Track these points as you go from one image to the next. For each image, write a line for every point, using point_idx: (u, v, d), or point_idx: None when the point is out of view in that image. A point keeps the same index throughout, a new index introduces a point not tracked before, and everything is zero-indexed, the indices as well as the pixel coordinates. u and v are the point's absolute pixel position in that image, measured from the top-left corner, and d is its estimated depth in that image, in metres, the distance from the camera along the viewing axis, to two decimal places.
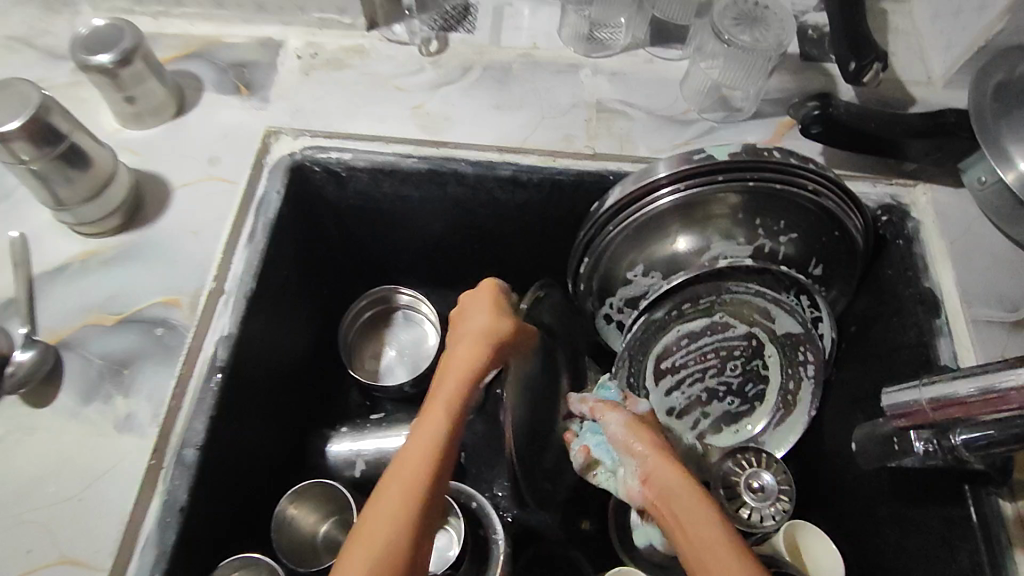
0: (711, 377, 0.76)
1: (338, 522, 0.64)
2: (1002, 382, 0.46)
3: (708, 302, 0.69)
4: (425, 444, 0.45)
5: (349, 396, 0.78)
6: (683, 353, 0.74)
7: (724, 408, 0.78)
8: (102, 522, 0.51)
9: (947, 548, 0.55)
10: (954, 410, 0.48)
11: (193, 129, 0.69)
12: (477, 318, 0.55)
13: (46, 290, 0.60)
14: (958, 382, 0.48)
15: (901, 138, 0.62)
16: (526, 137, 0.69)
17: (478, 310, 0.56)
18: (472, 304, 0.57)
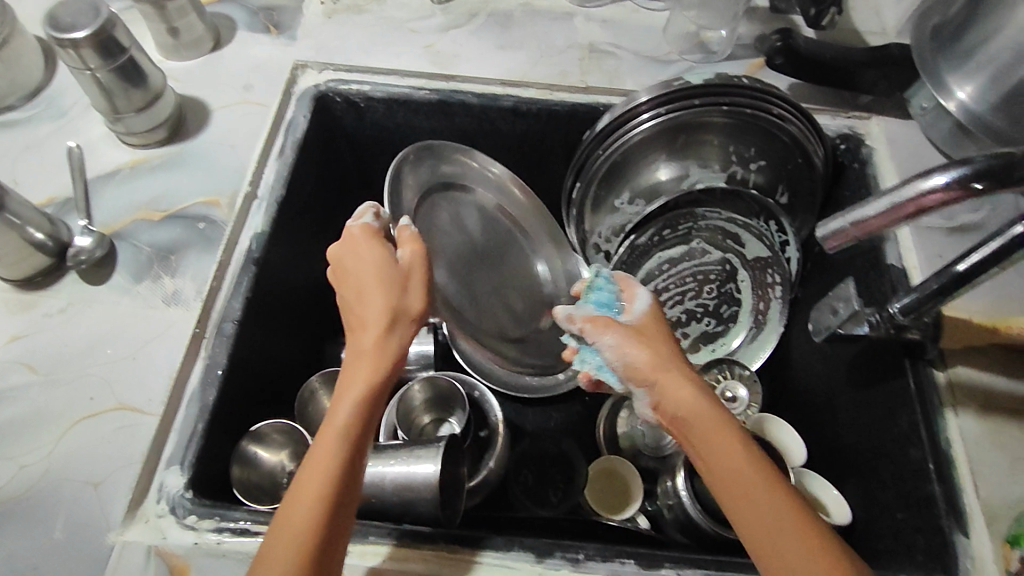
0: (690, 299, 0.82)
1: None
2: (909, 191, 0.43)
3: (686, 228, 0.76)
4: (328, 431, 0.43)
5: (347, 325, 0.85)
6: (665, 278, 0.81)
7: (701, 328, 0.83)
8: (154, 377, 0.57)
9: (892, 418, 0.62)
10: (882, 223, 0.44)
11: (227, 62, 0.78)
12: (358, 266, 0.51)
13: (100, 191, 0.68)
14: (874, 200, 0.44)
15: (852, 68, 0.72)
16: (525, 73, 0.78)
17: (369, 260, 0.51)
18: (342, 246, 0.53)
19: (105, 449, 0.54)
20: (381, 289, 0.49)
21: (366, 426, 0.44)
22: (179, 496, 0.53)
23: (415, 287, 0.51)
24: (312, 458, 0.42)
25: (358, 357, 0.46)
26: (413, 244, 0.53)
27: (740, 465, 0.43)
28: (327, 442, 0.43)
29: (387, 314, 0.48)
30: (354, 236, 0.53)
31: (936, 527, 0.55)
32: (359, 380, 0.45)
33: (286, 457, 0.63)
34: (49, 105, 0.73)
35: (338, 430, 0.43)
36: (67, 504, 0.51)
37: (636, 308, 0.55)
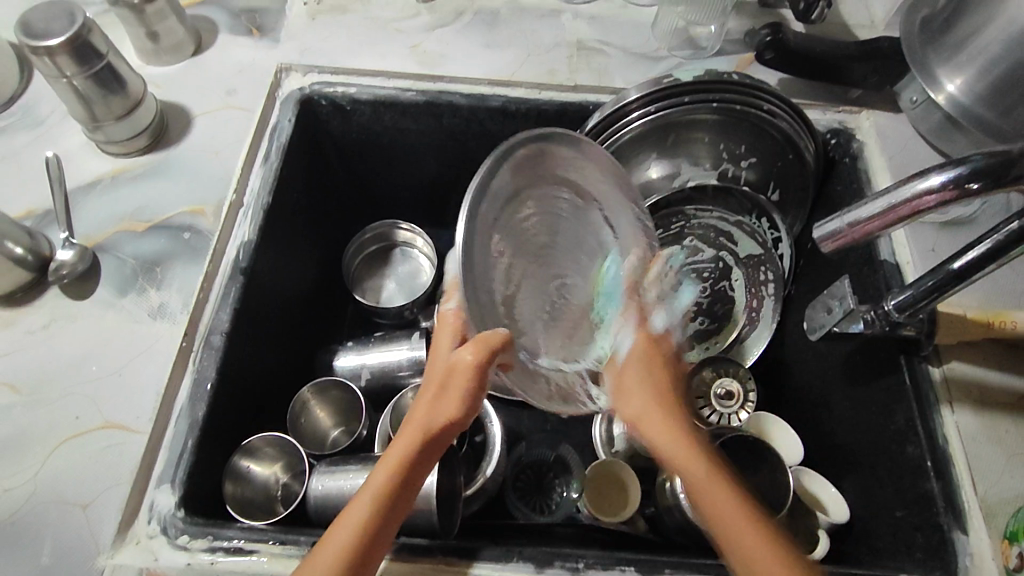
0: None
1: (345, 431, 0.70)
2: (906, 192, 0.43)
3: (679, 227, 0.76)
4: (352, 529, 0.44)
5: (344, 329, 0.86)
6: None
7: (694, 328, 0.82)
8: (141, 393, 0.56)
9: (888, 415, 0.62)
10: (876, 225, 0.44)
11: (210, 67, 0.76)
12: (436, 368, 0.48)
13: (81, 203, 0.67)
14: (869, 201, 0.44)
15: (842, 62, 0.72)
16: (513, 72, 0.77)
17: (439, 353, 0.48)
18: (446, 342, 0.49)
19: (92, 471, 0.52)
20: (431, 392, 0.47)
21: (379, 517, 0.45)
22: (171, 515, 0.51)
23: (455, 387, 0.46)
24: (323, 545, 0.44)
25: (394, 442, 0.48)
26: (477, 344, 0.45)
27: (709, 485, 0.46)
28: (339, 530, 0.44)
29: (421, 415, 0.47)
30: (448, 319, 0.50)
31: (935, 525, 0.55)
32: (380, 475, 0.46)
33: (278, 469, 0.64)
34: (24, 114, 0.71)
35: (352, 519, 0.44)
36: (55, 528, 0.50)
37: (619, 354, 0.54)
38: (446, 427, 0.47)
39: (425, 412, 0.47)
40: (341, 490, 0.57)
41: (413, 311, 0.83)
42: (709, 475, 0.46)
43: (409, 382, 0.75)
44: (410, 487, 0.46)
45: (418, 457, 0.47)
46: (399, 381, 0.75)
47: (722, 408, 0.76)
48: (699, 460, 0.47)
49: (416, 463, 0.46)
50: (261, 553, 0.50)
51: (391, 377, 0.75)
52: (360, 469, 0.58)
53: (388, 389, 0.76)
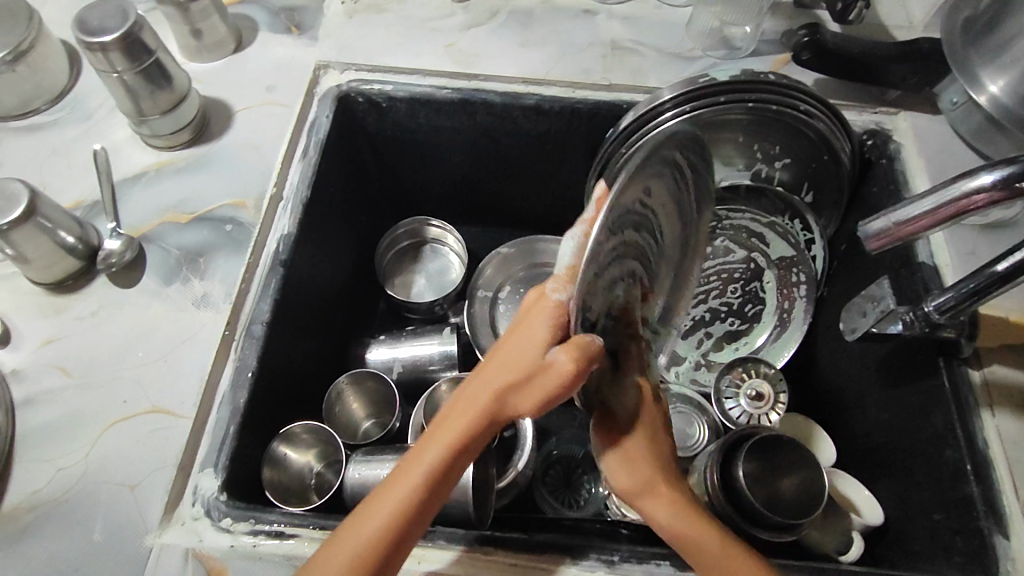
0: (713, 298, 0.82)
1: (378, 423, 0.72)
2: (961, 188, 0.42)
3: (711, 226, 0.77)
4: (399, 507, 0.40)
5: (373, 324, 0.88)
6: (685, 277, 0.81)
7: (724, 327, 0.83)
8: (186, 379, 0.57)
9: (925, 417, 0.61)
10: (926, 223, 0.43)
11: (250, 64, 0.78)
12: (523, 350, 0.42)
13: (127, 194, 0.68)
14: (919, 199, 0.44)
15: (880, 62, 0.71)
16: (548, 70, 0.78)
17: (529, 342, 0.42)
18: (540, 328, 0.42)
19: (138, 453, 0.54)
20: (505, 382, 0.42)
21: (420, 509, 0.40)
22: (214, 498, 0.53)
23: (538, 391, 0.42)
24: (355, 526, 0.39)
25: (443, 421, 0.43)
26: (580, 349, 0.41)
27: (727, 571, 0.44)
28: (372, 516, 0.40)
29: (488, 404, 0.42)
30: (545, 307, 0.43)
31: (975, 528, 0.54)
32: (428, 460, 0.41)
33: (313, 458, 0.65)
34: (73, 109, 0.73)
35: (388, 509, 0.40)
36: (104, 507, 0.52)
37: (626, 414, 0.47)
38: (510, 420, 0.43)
39: (494, 401, 0.42)
40: (377, 478, 0.58)
41: (443, 308, 0.84)
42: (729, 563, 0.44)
43: (439, 375, 0.76)
44: (452, 480, 0.42)
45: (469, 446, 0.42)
46: (429, 374, 0.76)
47: (749, 408, 0.75)
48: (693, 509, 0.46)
49: (468, 450, 0.42)
50: (302, 537, 0.51)
51: (421, 371, 0.76)
52: (396, 458, 0.59)
53: (418, 382, 0.77)
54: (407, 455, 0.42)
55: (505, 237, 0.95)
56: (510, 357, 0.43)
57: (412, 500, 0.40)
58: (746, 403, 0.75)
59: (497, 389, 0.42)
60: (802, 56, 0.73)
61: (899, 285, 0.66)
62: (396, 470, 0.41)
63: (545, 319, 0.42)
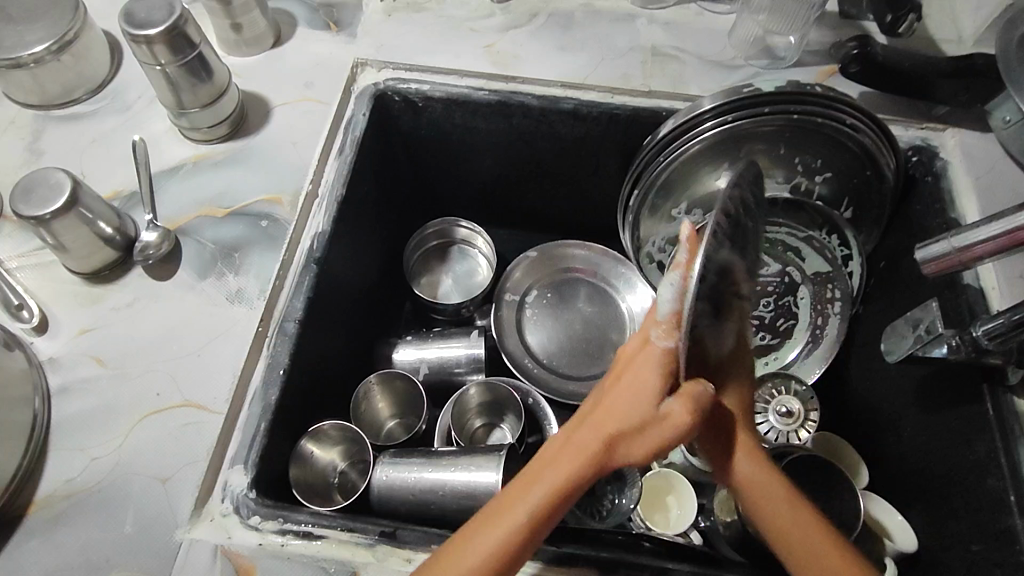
0: None
1: (401, 425, 0.72)
2: None
3: None
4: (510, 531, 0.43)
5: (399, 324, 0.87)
6: None
7: (755, 341, 0.81)
8: (218, 374, 0.57)
9: (966, 444, 0.59)
10: (987, 247, 0.43)
11: (288, 60, 0.78)
12: (633, 400, 0.45)
13: (165, 185, 0.69)
14: (984, 225, 0.44)
15: (930, 77, 0.69)
16: (587, 75, 0.77)
17: (640, 389, 0.45)
18: (648, 380, 0.45)
19: (170, 447, 0.54)
20: (617, 430, 0.45)
21: (526, 539, 0.43)
22: (243, 495, 0.52)
23: (648, 437, 0.45)
24: (462, 553, 0.43)
25: (556, 457, 0.45)
26: (692, 394, 0.44)
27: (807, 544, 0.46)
28: (479, 541, 0.43)
29: (599, 449, 0.45)
30: (652, 354, 0.45)
31: (1017, 562, 0.52)
32: (535, 496, 0.44)
33: (338, 457, 0.65)
34: (113, 99, 0.74)
35: (501, 532, 0.43)
36: (135, 500, 0.52)
37: (724, 367, 0.48)
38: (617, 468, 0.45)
39: (605, 446, 0.45)
40: (404, 481, 0.58)
41: (470, 310, 0.84)
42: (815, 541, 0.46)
43: (465, 377, 0.76)
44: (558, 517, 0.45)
45: (578, 489, 0.45)
46: (455, 377, 0.76)
47: (779, 424, 0.72)
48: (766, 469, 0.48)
49: (575, 493, 0.45)
50: (329, 539, 0.51)
51: (447, 374, 0.76)
52: (424, 462, 0.59)
53: (444, 384, 0.77)
54: (520, 481, 0.45)
55: (534, 240, 0.94)
56: (618, 401, 0.46)
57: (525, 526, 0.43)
58: (775, 419, 0.72)
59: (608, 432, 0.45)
60: (853, 74, 0.73)
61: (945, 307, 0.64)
62: (503, 504, 0.44)
63: (654, 372, 0.45)
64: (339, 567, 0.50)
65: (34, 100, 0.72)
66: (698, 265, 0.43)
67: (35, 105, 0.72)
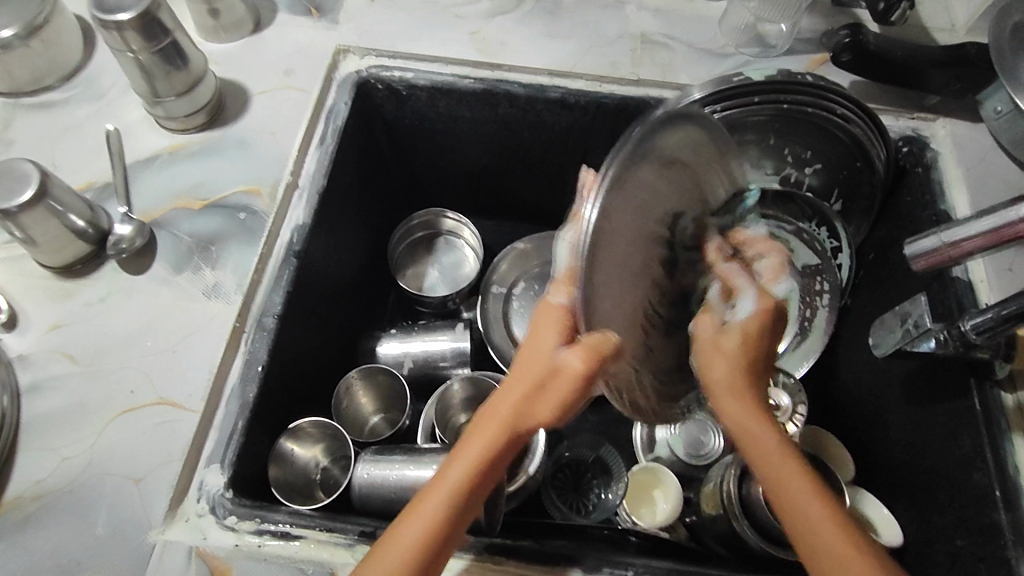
0: None
1: (384, 420, 0.71)
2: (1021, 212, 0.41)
3: None
4: (431, 518, 0.42)
5: (383, 318, 0.86)
6: None
7: None
8: (195, 372, 0.56)
9: (953, 438, 0.59)
10: (980, 244, 0.42)
11: (268, 46, 0.76)
12: (535, 362, 0.44)
13: (140, 176, 0.67)
14: (976, 219, 0.42)
15: (921, 67, 0.68)
16: (575, 63, 0.75)
17: (540, 349, 0.44)
18: (548, 340, 0.44)
19: (144, 446, 0.53)
20: (521, 393, 0.44)
21: (450, 523, 0.42)
22: (220, 495, 0.51)
23: (557, 392, 0.44)
24: (387, 543, 0.42)
25: (471, 431, 0.45)
26: (590, 342, 0.42)
27: (805, 503, 0.44)
28: (402, 535, 0.42)
29: (509, 417, 0.44)
30: (552, 313, 0.44)
31: (1001, 558, 0.52)
32: (453, 472, 0.43)
33: (319, 453, 0.64)
34: (86, 86, 0.72)
35: (423, 522, 0.42)
36: (109, 501, 0.51)
37: (739, 314, 0.50)
38: (533, 427, 0.45)
39: (514, 411, 0.44)
40: (386, 479, 0.57)
41: (456, 303, 0.83)
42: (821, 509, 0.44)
43: (450, 372, 0.75)
44: (480, 495, 0.43)
45: (494, 461, 0.44)
46: (440, 371, 0.75)
47: None
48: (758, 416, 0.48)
49: (493, 464, 0.44)
50: (308, 539, 0.50)
51: (432, 368, 0.75)
52: (406, 459, 0.58)
53: (428, 379, 0.75)
54: (438, 466, 0.44)
55: (521, 231, 0.93)
56: (525, 361, 0.45)
57: (445, 508, 0.42)
58: None
59: (518, 399, 0.44)
60: (840, 61, 0.70)
61: (933, 301, 0.63)
62: (423, 489, 0.43)
63: (552, 330, 0.44)
64: (317, 567, 0.49)
65: (3, 88, 0.70)
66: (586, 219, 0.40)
67: (5, 93, 0.70)
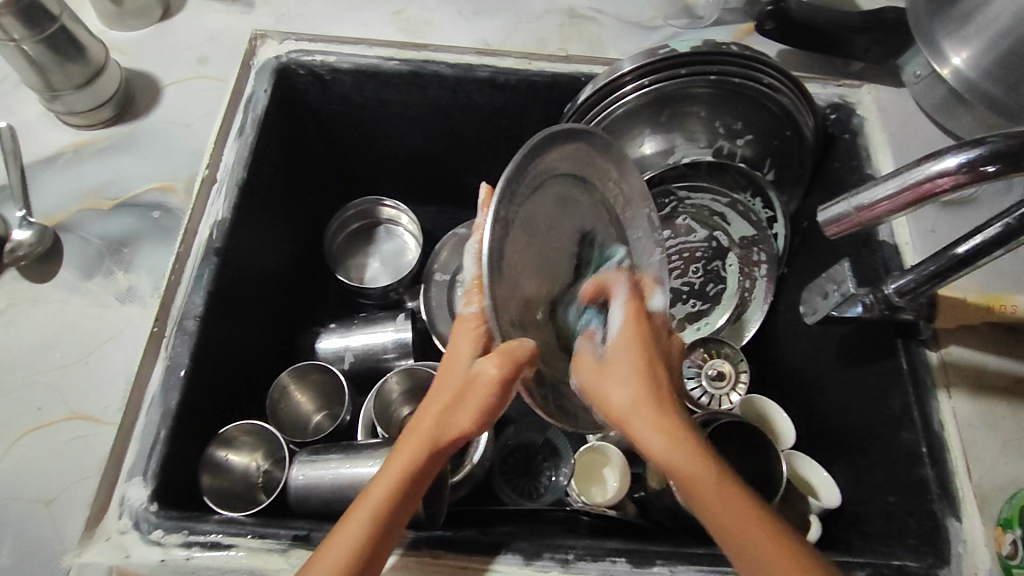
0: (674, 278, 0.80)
1: (328, 417, 0.69)
2: (925, 171, 0.41)
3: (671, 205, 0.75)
4: (351, 541, 0.41)
5: (321, 313, 0.83)
6: None
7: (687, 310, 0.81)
8: (110, 383, 0.53)
9: (884, 398, 0.60)
10: (888, 207, 0.42)
11: (178, 33, 0.71)
12: (453, 374, 0.45)
13: (42, 177, 0.63)
14: (882, 181, 0.42)
15: (843, 33, 0.68)
16: (503, 40, 0.73)
17: (457, 362, 0.45)
18: (464, 353, 0.45)
19: (58, 464, 0.50)
20: (439, 405, 0.44)
21: (373, 540, 0.41)
22: (143, 509, 0.49)
23: (473, 399, 0.43)
24: (315, 560, 0.41)
25: (396, 450, 0.44)
26: (504, 350, 0.41)
27: (724, 512, 0.41)
28: (324, 557, 0.41)
29: (430, 428, 0.43)
30: (467, 325, 0.46)
31: (928, 511, 0.54)
32: (376, 487, 0.42)
33: (258, 457, 0.62)
34: None
35: (345, 542, 0.41)
36: (20, 525, 0.48)
37: (614, 327, 0.47)
38: (457, 442, 0.44)
39: (435, 423, 0.44)
40: (322, 479, 0.55)
41: (398, 292, 0.81)
42: (715, 492, 0.41)
43: (393, 364, 0.73)
44: (405, 511, 0.43)
45: (418, 477, 0.43)
46: (383, 364, 0.73)
47: (710, 390, 0.72)
48: (676, 424, 0.43)
49: (417, 480, 0.43)
50: (239, 548, 0.48)
51: (374, 361, 0.73)
52: (344, 457, 0.56)
53: (370, 373, 0.74)
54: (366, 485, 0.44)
55: (462, 216, 0.91)
56: (442, 376, 0.46)
57: (366, 527, 0.41)
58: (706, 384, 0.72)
59: (438, 414, 0.44)
60: (767, 32, 0.70)
61: (860, 266, 0.65)
62: (351, 506, 0.43)
63: (466, 342, 0.45)
64: None
65: None
66: (487, 230, 0.41)
67: None
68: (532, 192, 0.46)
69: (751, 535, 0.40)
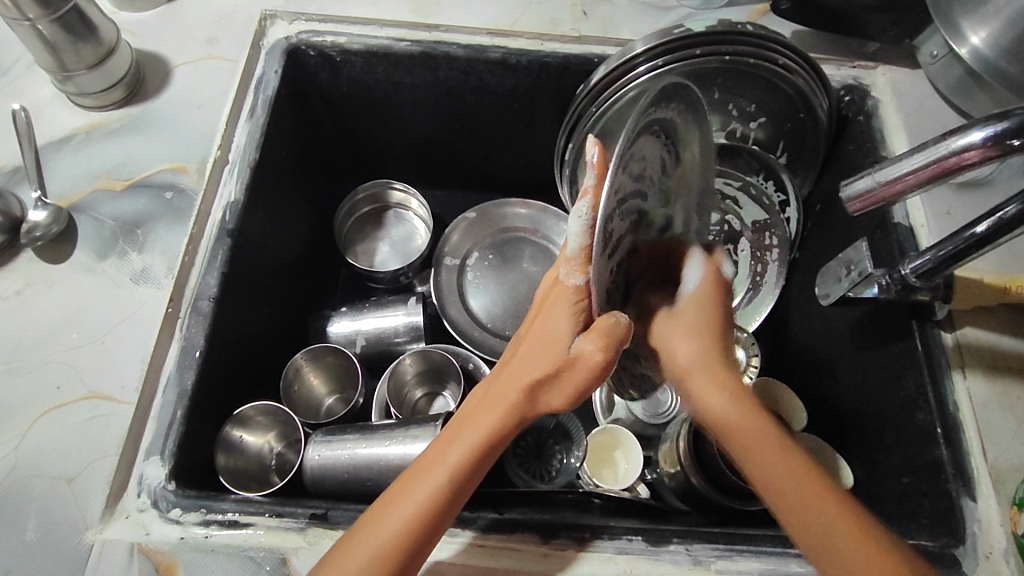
0: None
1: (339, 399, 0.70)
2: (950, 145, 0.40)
3: None
4: (423, 503, 0.40)
5: (332, 297, 0.83)
6: None
7: None
8: (126, 362, 0.53)
9: (898, 380, 0.60)
10: (911, 181, 0.42)
11: (187, 13, 0.71)
12: (547, 346, 0.44)
13: (54, 158, 0.62)
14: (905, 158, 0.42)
15: (860, 14, 0.67)
16: (514, 21, 0.72)
17: (553, 334, 0.44)
18: (562, 325, 0.44)
19: (76, 442, 0.50)
20: (532, 378, 0.44)
21: (444, 507, 0.41)
22: (161, 487, 0.49)
23: (569, 380, 0.44)
24: (375, 521, 0.40)
25: (474, 415, 0.44)
26: (607, 325, 0.42)
27: (772, 462, 0.43)
28: (391, 516, 0.40)
29: (520, 398, 0.44)
30: (565, 293, 0.44)
31: (943, 491, 0.54)
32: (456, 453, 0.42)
33: (272, 438, 0.62)
34: None
35: (412, 505, 0.40)
36: (39, 502, 0.48)
37: (688, 285, 0.49)
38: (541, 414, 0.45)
39: (523, 394, 0.44)
40: (337, 459, 0.55)
41: (409, 276, 0.81)
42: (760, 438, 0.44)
43: (406, 347, 0.73)
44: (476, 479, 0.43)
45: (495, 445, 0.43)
46: (396, 347, 0.73)
47: None
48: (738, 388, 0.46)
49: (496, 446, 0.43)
50: (258, 526, 0.48)
51: (387, 345, 0.73)
52: (359, 437, 0.56)
53: (382, 356, 0.74)
54: (439, 443, 0.44)
55: (472, 200, 0.91)
56: (534, 342, 0.45)
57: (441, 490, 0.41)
58: None
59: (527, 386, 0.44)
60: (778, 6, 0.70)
61: (876, 248, 0.64)
62: (424, 464, 0.42)
63: (562, 314, 0.44)
64: (267, 555, 0.47)
65: None
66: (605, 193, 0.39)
67: None
68: (635, 150, 0.43)
69: (805, 483, 0.42)
